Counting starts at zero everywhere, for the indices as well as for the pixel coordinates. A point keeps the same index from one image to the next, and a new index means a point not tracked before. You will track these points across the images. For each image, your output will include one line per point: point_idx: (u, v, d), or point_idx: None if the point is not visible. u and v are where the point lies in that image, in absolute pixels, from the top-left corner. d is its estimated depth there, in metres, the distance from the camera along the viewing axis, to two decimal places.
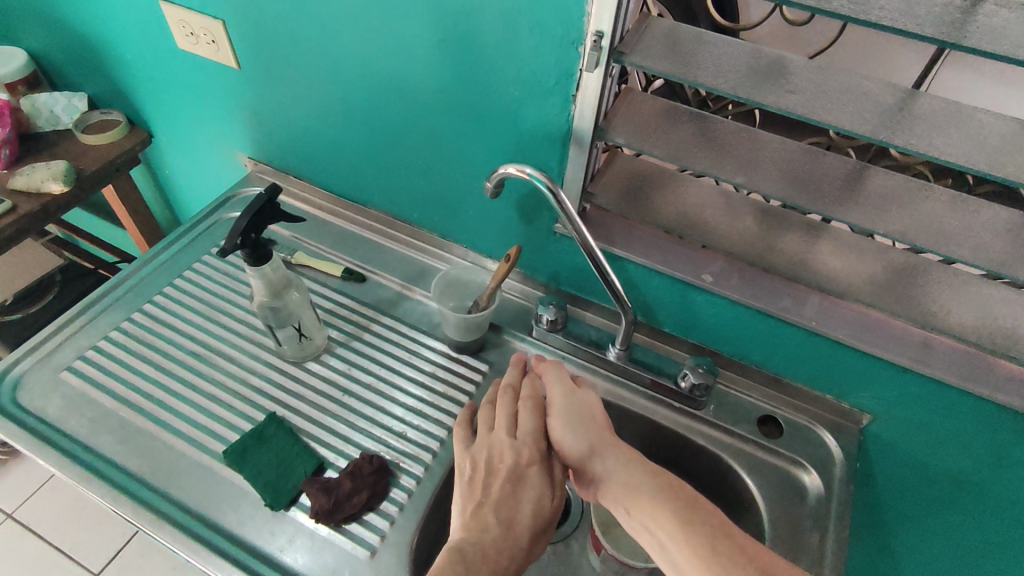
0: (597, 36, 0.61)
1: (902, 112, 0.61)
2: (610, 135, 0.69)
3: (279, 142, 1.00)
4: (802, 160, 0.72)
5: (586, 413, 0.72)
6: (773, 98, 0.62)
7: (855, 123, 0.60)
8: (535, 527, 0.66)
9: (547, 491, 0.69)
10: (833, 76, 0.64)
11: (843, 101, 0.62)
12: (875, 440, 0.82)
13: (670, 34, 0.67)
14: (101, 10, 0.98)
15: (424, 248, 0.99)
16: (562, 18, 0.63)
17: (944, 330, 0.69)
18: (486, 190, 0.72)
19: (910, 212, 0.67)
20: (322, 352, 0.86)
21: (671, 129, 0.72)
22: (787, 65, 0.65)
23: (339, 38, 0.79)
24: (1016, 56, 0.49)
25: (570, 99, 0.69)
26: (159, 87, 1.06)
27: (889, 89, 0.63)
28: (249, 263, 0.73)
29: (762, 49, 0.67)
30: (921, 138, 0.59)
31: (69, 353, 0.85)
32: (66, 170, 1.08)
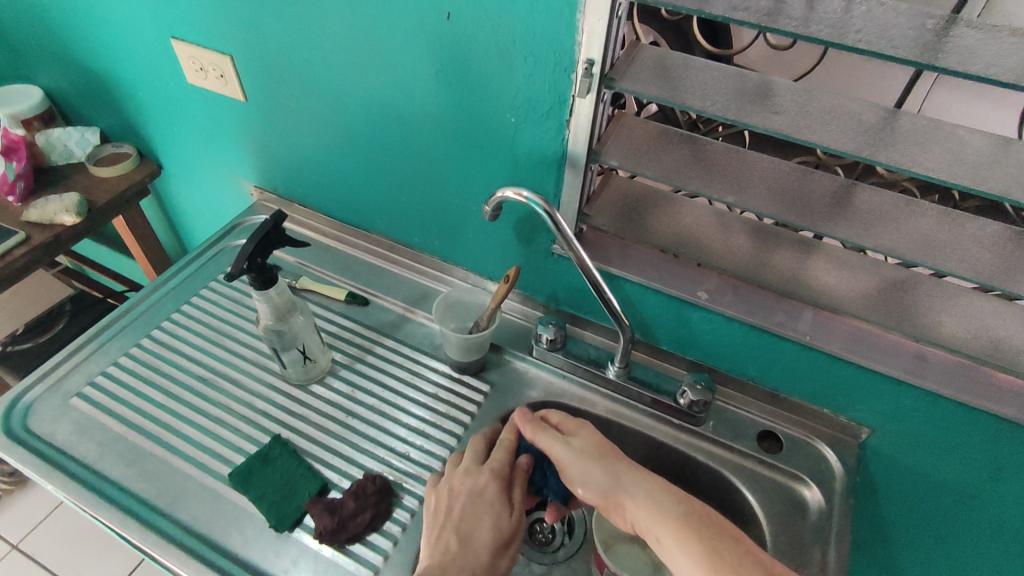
0: (588, 64, 0.64)
1: (884, 130, 0.63)
2: (603, 157, 0.72)
3: (284, 171, 1.03)
4: (792, 179, 0.74)
5: (593, 452, 0.72)
6: (759, 120, 0.64)
7: (839, 142, 0.62)
8: (495, 546, 0.69)
9: (505, 508, 0.71)
10: (816, 97, 0.67)
11: (827, 121, 0.64)
12: (875, 453, 0.82)
13: (659, 60, 0.70)
14: (113, 48, 1.02)
15: (425, 271, 1.01)
16: (554, 47, 0.66)
17: (935, 342, 0.70)
18: (485, 213, 0.74)
19: (898, 226, 0.69)
20: (325, 375, 0.88)
21: (664, 151, 0.74)
22: (773, 88, 0.68)
23: (342, 71, 0.82)
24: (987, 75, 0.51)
25: (564, 124, 0.72)
26: (168, 120, 1.10)
27: (871, 109, 0.65)
28: (255, 287, 0.75)
29: (748, 73, 0.69)
30: (902, 156, 0.61)
31: (79, 379, 0.87)
32: (79, 202, 1.11)
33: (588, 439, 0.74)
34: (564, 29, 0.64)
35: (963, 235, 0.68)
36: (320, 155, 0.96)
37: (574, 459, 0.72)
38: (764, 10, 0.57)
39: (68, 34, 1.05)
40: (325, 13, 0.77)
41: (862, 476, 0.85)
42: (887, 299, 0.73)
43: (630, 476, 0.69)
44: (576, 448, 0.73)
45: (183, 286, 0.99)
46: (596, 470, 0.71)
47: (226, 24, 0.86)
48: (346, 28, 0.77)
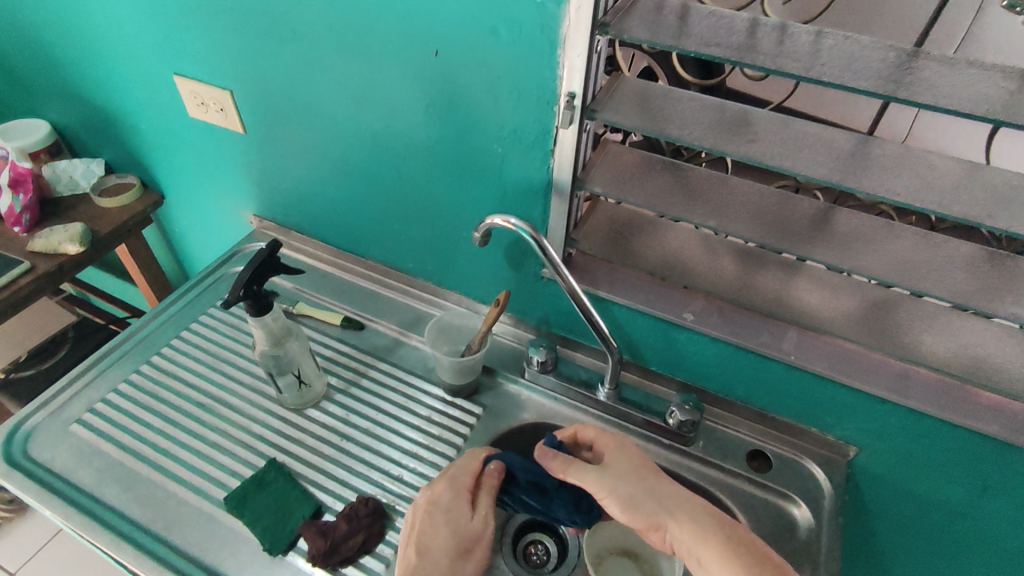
0: (570, 96, 0.67)
1: (856, 156, 0.66)
2: (588, 185, 0.74)
3: (282, 200, 1.06)
4: (773, 203, 0.76)
5: (627, 474, 0.73)
6: (736, 148, 0.66)
7: (812, 168, 0.64)
8: (453, 549, 0.71)
9: (463, 511, 0.73)
10: (791, 125, 0.69)
11: (800, 148, 0.67)
12: (863, 471, 0.83)
13: (640, 92, 0.73)
14: (119, 84, 1.06)
15: (419, 295, 1.03)
16: (537, 81, 0.69)
17: (917, 361, 0.71)
18: (474, 239, 0.75)
19: (877, 248, 0.71)
20: (321, 399, 0.89)
21: (647, 178, 0.77)
22: (750, 117, 0.70)
23: (336, 104, 0.85)
24: (949, 104, 0.54)
25: (548, 153, 0.75)
26: (170, 151, 1.14)
27: (845, 136, 0.68)
28: (251, 313, 0.77)
29: (726, 103, 0.71)
30: (873, 180, 0.63)
31: (79, 405, 0.88)
32: (82, 231, 1.14)
33: (622, 463, 0.75)
34: (546, 63, 0.67)
35: (940, 257, 0.70)
36: (317, 184, 0.99)
37: (612, 482, 0.72)
38: (736, 44, 0.60)
39: (75, 71, 1.09)
40: (320, 51, 0.81)
41: (852, 496, 0.86)
42: (868, 318, 0.75)
43: (672, 499, 0.70)
44: (610, 472, 0.74)
45: (177, 309, 1.01)
46: (633, 492, 0.71)
47: (226, 60, 0.90)
48: (340, 65, 0.80)
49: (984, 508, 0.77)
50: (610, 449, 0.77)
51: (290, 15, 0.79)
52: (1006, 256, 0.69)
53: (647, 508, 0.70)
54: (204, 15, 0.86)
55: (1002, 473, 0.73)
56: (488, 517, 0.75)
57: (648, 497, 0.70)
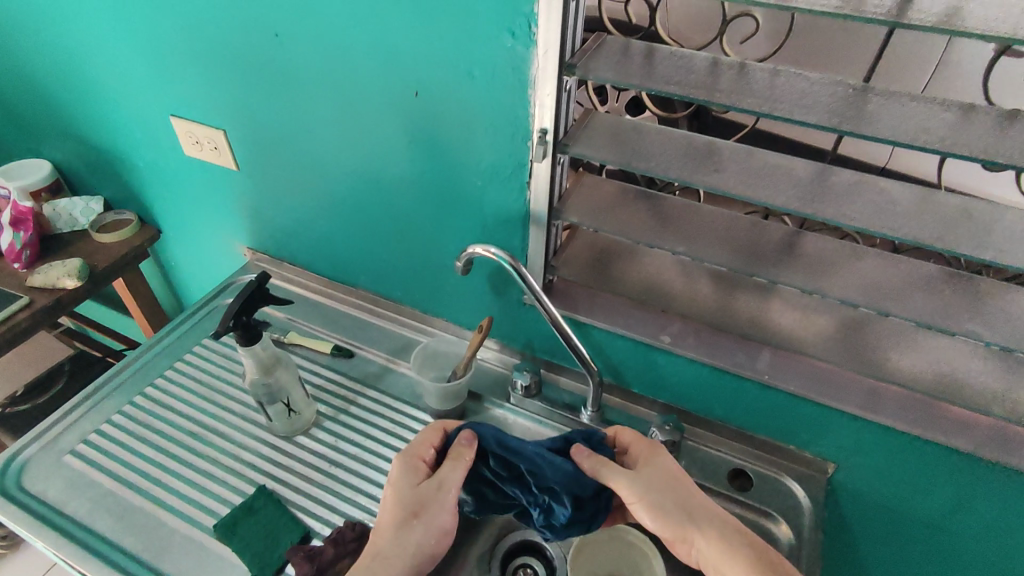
0: (542, 132, 0.71)
1: (816, 182, 0.69)
2: (565, 215, 0.78)
3: (274, 233, 1.10)
4: (744, 228, 0.78)
5: (662, 484, 0.72)
6: (702, 178, 0.69)
7: (774, 196, 0.68)
8: (393, 515, 0.72)
9: (413, 480, 0.75)
10: (757, 156, 0.72)
11: (764, 179, 0.69)
12: (842, 486, 0.85)
13: (611, 127, 0.75)
14: (118, 125, 1.11)
15: (407, 323, 1.05)
16: (511, 119, 0.73)
17: (885, 378, 0.74)
18: (457, 268, 0.78)
19: (843, 271, 0.73)
20: (311, 426, 0.91)
21: (622, 207, 0.80)
22: (716, 151, 0.72)
23: (325, 142, 0.89)
24: (896, 136, 0.57)
25: (525, 185, 0.78)
26: (167, 188, 1.18)
27: (806, 163, 0.71)
28: (241, 343, 0.80)
29: (694, 137, 0.74)
30: (832, 206, 0.66)
31: (73, 437, 0.90)
32: (80, 266, 1.17)
33: (657, 470, 0.74)
34: (519, 102, 0.71)
35: (903, 276, 0.72)
36: (308, 218, 1.02)
37: (648, 491, 0.71)
38: (697, 82, 0.64)
39: (76, 113, 1.14)
40: (309, 93, 0.85)
41: (832, 509, 0.88)
42: (838, 338, 0.78)
43: (702, 513, 0.70)
44: (645, 481, 0.72)
45: (167, 334, 1.04)
46: (668, 502, 0.71)
47: (220, 102, 0.94)
48: (328, 106, 0.85)
49: (958, 515, 0.79)
50: (645, 456, 0.76)
51: (280, 60, 0.83)
52: (966, 275, 0.72)
53: (680, 520, 0.70)
54: (199, 61, 0.91)
55: (972, 484, 0.76)
56: (441, 481, 0.73)
57: (681, 509, 0.70)
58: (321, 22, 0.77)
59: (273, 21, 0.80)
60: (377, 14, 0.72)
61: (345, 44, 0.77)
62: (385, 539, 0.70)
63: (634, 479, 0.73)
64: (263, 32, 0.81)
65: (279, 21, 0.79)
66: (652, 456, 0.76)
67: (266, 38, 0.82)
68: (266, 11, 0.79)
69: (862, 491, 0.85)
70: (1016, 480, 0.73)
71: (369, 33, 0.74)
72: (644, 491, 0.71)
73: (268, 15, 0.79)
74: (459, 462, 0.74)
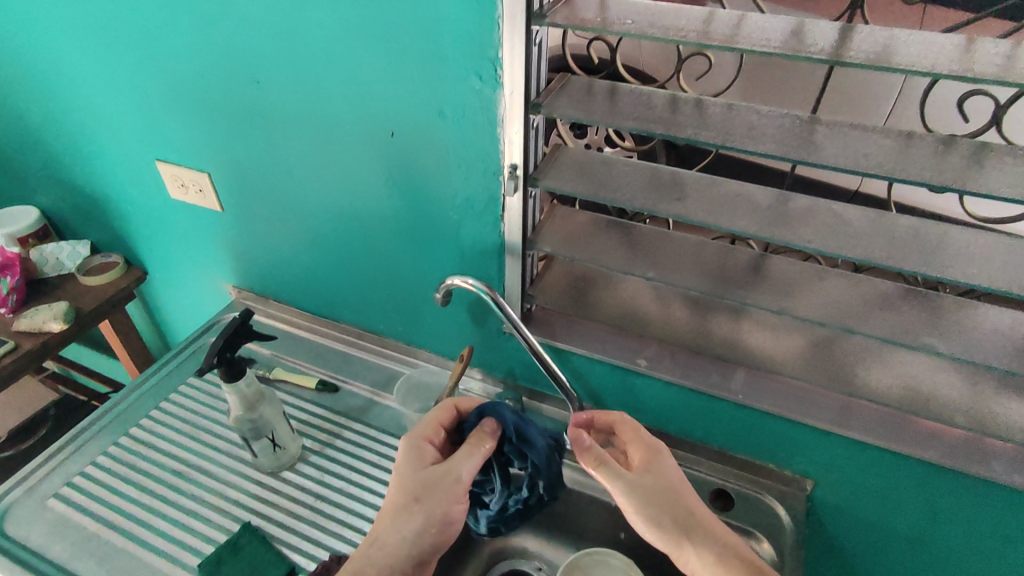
0: (512, 168, 0.74)
1: (776, 207, 0.72)
2: (538, 244, 0.81)
3: (259, 271, 1.12)
4: (713, 253, 0.79)
5: (661, 495, 0.72)
6: (667, 207, 0.72)
7: (736, 222, 0.71)
8: (396, 499, 0.70)
9: (417, 463, 0.73)
10: (720, 184, 0.75)
11: (725, 205, 0.72)
12: (821, 500, 0.87)
13: (578, 160, 0.78)
14: (105, 171, 1.14)
15: (391, 355, 1.07)
16: (483, 156, 0.76)
17: (855, 395, 0.76)
18: (437, 300, 0.82)
19: (814, 291, 0.74)
20: (296, 461, 0.92)
21: (594, 236, 0.82)
22: (681, 180, 0.75)
23: (306, 181, 0.92)
24: (845, 164, 0.60)
25: (499, 218, 0.81)
26: (152, 229, 1.20)
27: (766, 190, 0.74)
28: (226, 380, 0.83)
29: (659, 167, 0.77)
30: (792, 230, 0.69)
31: (56, 480, 0.90)
32: (66, 309, 1.18)
33: (656, 479, 0.73)
34: (490, 140, 0.74)
35: (866, 293, 0.75)
36: (292, 256, 1.05)
37: (644, 501, 0.71)
38: (656, 117, 0.67)
39: (62, 161, 1.16)
40: (289, 135, 0.88)
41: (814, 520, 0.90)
42: (807, 356, 0.80)
43: (698, 527, 0.69)
44: (644, 490, 0.72)
45: (153, 373, 1.05)
46: (665, 514, 0.70)
47: (204, 146, 0.97)
48: (308, 147, 0.88)
49: (936, 526, 0.81)
50: (646, 462, 0.75)
51: (260, 106, 0.87)
52: (926, 291, 0.75)
53: (675, 535, 0.69)
54: (182, 108, 0.94)
55: (945, 495, 0.78)
56: (449, 467, 0.71)
57: (676, 519, 0.70)
58: (298, 69, 0.80)
59: (252, 68, 0.83)
60: (351, 62, 0.76)
61: (323, 89, 0.80)
62: (385, 526, 0.69)
63: (632, 485, 0.72)
64: (243, 79, 0.85)
65: (257, 69, 0.83)
66: (654, 463, 0.75)
67: (245, 85, 0.85)
68: (245, 60, 0.83)
69: (842, 505, 0.87)
70: (987, 490, 0.75)
71: (344, 79, 0.78)
72: (641, 503, 0.71)
73: (247, 63, 0.83)
74: (473, 451, 0.72)
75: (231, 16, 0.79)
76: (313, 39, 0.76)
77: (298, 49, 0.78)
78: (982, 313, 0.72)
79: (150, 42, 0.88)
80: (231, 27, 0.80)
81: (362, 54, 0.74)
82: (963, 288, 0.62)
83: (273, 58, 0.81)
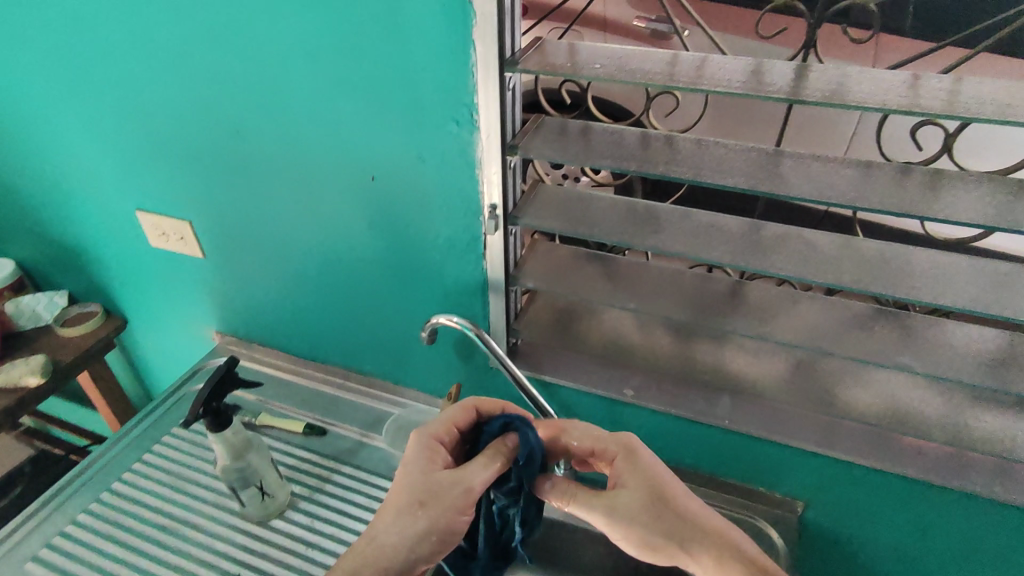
0: (492, 208, 0.76)
1: (750, 236, 0.75)
2: (521, 280, 0.82)
3: (243, 315, 1.12)
4: (690, 282, 0.83)
5: (642, 508, 0.68)
6: (645, 241, 0.74)
7: (712, 252, 0.73)
8: (400, 502, 0.70)
9: (427, 466, 0.71)
10: (694, 217, 0.78)
11: (700, 236, 0.75)
12: (812, 523, 0.88)
13: (556, 197, 0.81)
14: (84, 222, 1.14)
15: (379, 395, 1.07)
16: (463, 196, 0.78)
17: (837, 414, 0.78)
18: (423, 337, 0.83)
19: (787, 317, 0.78)
20: (285, 509, 0.90)
21: (575, 270, 0.84)
22: (657, 213, 0.79)
23: (289, 226, 0.93)
24: (812, 195, 0.63)
25: (481, 256, 0.83)
26: (132, 278, 1.19)
27: (739, 221, 0.77)
28: (211, 430, 0.80)
29: (636, 202, 0.80)
30: (766, 258, 0.71)
31: (35, 542, 0.88)
32: (44, 363, 1.16)
33: (633, 492, 0.68)
34: (469, 181, 0.76)
35: (840, 314, 0.78)
36: (277, 300, 1.05)
37: (625, 518, 0.67)
38: (629, 155, 0.70)
39: (40, 213, 1.16)
40: (271, 182, 0.89)
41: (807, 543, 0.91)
42: (789, 379, 0.82)
43: (694, 541, 0.66)
44: (621, 507, 0.68)
45: (137, 421, 1.04)
46: (648, 525, 0.67)
47: (186, 195, 0.98)
48: (290, 193, 0.89)
49: (923, 539, 0.83)
50: (619, 472, 0.70)
51: (242, 155, 0.88)
52: (896, 310, 0.78)
53: (662, 547, 0.66)
54: (163, 159, 0.95)
55: (932, 510, 0.80)
56: (457, 473, 0.69)
57: (660, 532, 0.66)
58: (279, 119, 0.82)
59: (232, 119, 0.85)
60: (331, 111, 0.78)
61: (304, 137, 0.82)
62: (380, 525, 0.70)
63: (608, 504, 0.68)
64: (224, 130, 0.86)
65: (238, 120, 0.85)
66: (629, 472, 0.70)
67: (226, 135, 0.87)
68: (225, 111, 0.84)
69: (832, 523, 0.88)
70: (969, 502, 0.77)
71: (325, 127, 0.80)
72: (622, 520, 0.67)
73: (227, 114, 0.84)
74: (487, 464, 0.68)
75: (211, 70, 0.81)
76: (292, 91, 0.78)
77: (277, 100, 0.80)
78: (950, 330, 0.74)
79: (130, 97, 0.89)
80: (211, 81, 0.82)
81: (342, 103, 0.76)
82: (931, 308, 0.65)
83: (253, 109, 0.82)
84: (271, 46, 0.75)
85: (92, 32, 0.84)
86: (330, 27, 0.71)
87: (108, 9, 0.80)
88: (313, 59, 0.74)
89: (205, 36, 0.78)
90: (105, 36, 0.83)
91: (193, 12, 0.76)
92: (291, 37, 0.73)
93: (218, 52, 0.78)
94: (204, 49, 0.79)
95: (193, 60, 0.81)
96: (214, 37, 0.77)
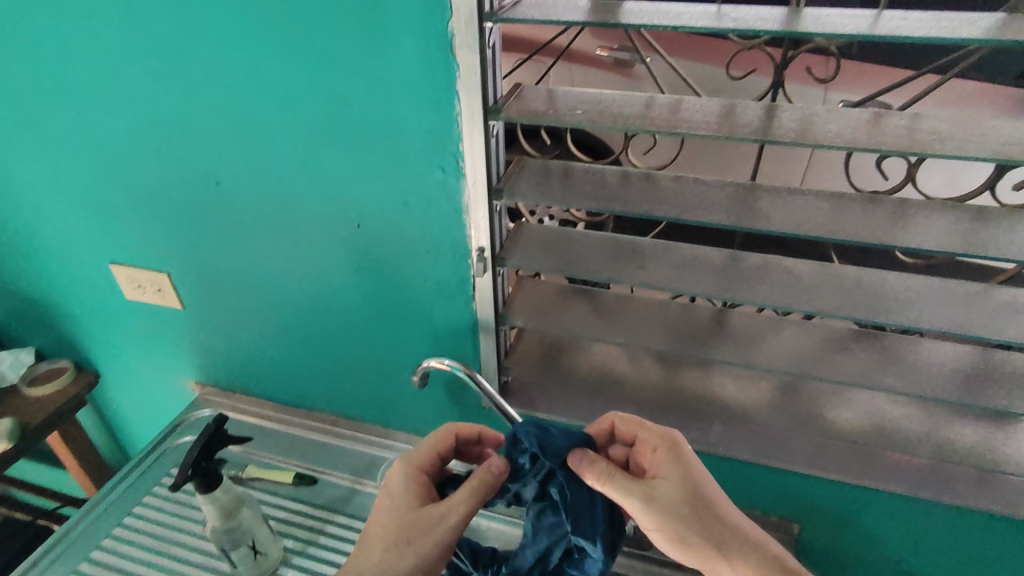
0: (481, 250, 0.77)
1: (731, 265, 0.76)
2: (510, 319, 0.84)
3: (225, 364, 1.10)
4: (676, 311, 0.85)
5: (677, 498, 0.66)
6: (630, 276, 0.75)
7: (697, 285, 0.74)
8: (386, 539, 0.68)
9: (412, 499, 0.71)
10: (674, 248, 0.79)
11: (683, 270, 0.76)
12: (806, 540, 0.90)
13: (540, 237, 0.81)
14: (53, 277, 1.10)
15: (369, 439, 1.06)
16: (451, 240, 0.79)
17: (825, 432, 0.79)
18: (414, 381, 0.85)
19: (773, 343, 0.79)
20: (279, 565, 0.87)
21: (563, 308, 0.86)
22: (639, 246, 0.80)
23: (260, 276, 0.94)
24: (788, 227, 0.65)
25: (470, 298, 0.83)
26: (106, 331, 1.16)
27: (718, 250, 0.79)
28: (200, 490, 0.79)
29: (619, 237, 0.81)
30: (750, 288, 0.73)
31: None
32: (12, 427, 1.12)
33: (673, 481, 0.67)
34: (456, 225, 0.77)
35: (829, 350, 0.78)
36: (249, 351, 1.06)
37: (663, 507, 0.66)
38: (611, 194, 0.71)
39: (6, 269, 1.12)
40: (248, 230, 0.90)
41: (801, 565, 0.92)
42: (776, 400, 0.83)
43: (727, 535, 0.65)
44: (659, 494, 0.66)
45: (109, 478, 0.99)
46: (686, 518, 0.66)
47: (163, 250, 0.97)
48: (267, 241, 0.90)
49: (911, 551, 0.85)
50: (659, 458, 0.69)
51: (216, 206, 0.88)
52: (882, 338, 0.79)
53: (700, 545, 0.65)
54: (139, 220, 0.94)
55: (921, 524, 0.82)
56: (444, 503, 0.69)
57: (696, 524, 0.65)
58: (260, 171, 0.82)
59: (209, 170, 0.84)
60: (306, 159, 0.79)
61: (287, 189, 0.82)
62: (359, 555, 0.69)
63: (648, 491, 0.66)
64: (200, 181, 0.86)
65: (215, 171, 0.84)
66: (669, 463, 0.69)
67: (204, 187, 0.86)
68: (205, 162, 0.83)
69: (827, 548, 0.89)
70: (960, 516, 0.79)
71: (302, 174, 0.80)
72: (661, 510, 0.65)
73: (209, 166, 0.84)
74: (470, 491, 0.69)
75: (184, 126, 0.81)
76: (261, 141, 0.78)
77: (260, 148, 0.81)
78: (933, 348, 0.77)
79: (100, 161, 0.89)
80: (186, 134, 0.82)
81: (326, 154, 0.77)
82: (908, 330, 0.68)
83: (230, 160, 0.82)
84: (238, 98, 0.76)
85: (59, 101, 0.84)
86: (315, 84, 0.71)
87: (86, 74, 0.80)
88: (289, 111, 0.75)
89: (177, 95, 0.78)
90: (77, 103, 0.84)
91: (161, 72, 0.77)
92: (267, 88, 0.74)
93: (189, 106, 0.78)
94: (174, 106, 0.79)
95: (163, 115, 0.80)
96: (183, 94, 0.78)
